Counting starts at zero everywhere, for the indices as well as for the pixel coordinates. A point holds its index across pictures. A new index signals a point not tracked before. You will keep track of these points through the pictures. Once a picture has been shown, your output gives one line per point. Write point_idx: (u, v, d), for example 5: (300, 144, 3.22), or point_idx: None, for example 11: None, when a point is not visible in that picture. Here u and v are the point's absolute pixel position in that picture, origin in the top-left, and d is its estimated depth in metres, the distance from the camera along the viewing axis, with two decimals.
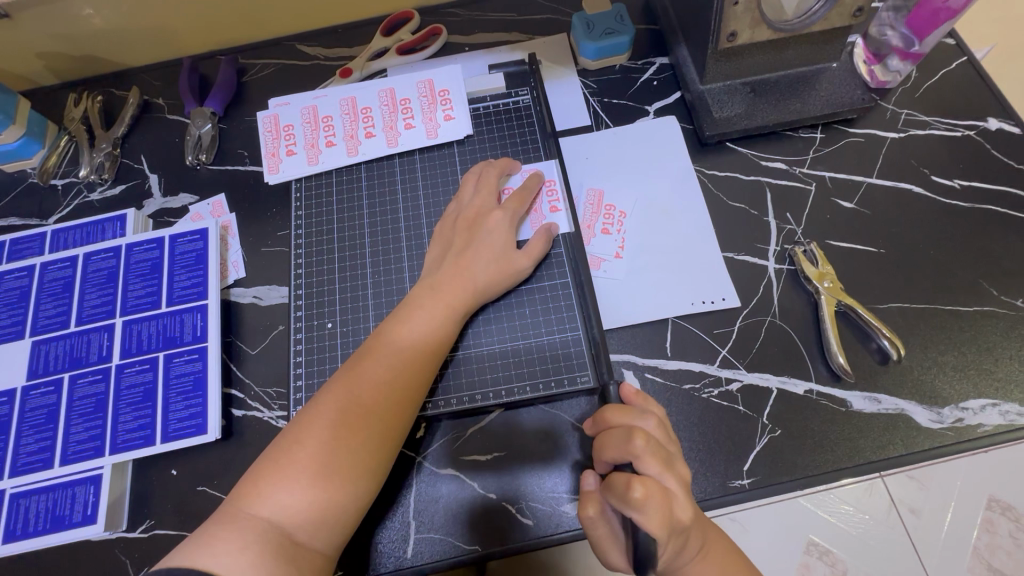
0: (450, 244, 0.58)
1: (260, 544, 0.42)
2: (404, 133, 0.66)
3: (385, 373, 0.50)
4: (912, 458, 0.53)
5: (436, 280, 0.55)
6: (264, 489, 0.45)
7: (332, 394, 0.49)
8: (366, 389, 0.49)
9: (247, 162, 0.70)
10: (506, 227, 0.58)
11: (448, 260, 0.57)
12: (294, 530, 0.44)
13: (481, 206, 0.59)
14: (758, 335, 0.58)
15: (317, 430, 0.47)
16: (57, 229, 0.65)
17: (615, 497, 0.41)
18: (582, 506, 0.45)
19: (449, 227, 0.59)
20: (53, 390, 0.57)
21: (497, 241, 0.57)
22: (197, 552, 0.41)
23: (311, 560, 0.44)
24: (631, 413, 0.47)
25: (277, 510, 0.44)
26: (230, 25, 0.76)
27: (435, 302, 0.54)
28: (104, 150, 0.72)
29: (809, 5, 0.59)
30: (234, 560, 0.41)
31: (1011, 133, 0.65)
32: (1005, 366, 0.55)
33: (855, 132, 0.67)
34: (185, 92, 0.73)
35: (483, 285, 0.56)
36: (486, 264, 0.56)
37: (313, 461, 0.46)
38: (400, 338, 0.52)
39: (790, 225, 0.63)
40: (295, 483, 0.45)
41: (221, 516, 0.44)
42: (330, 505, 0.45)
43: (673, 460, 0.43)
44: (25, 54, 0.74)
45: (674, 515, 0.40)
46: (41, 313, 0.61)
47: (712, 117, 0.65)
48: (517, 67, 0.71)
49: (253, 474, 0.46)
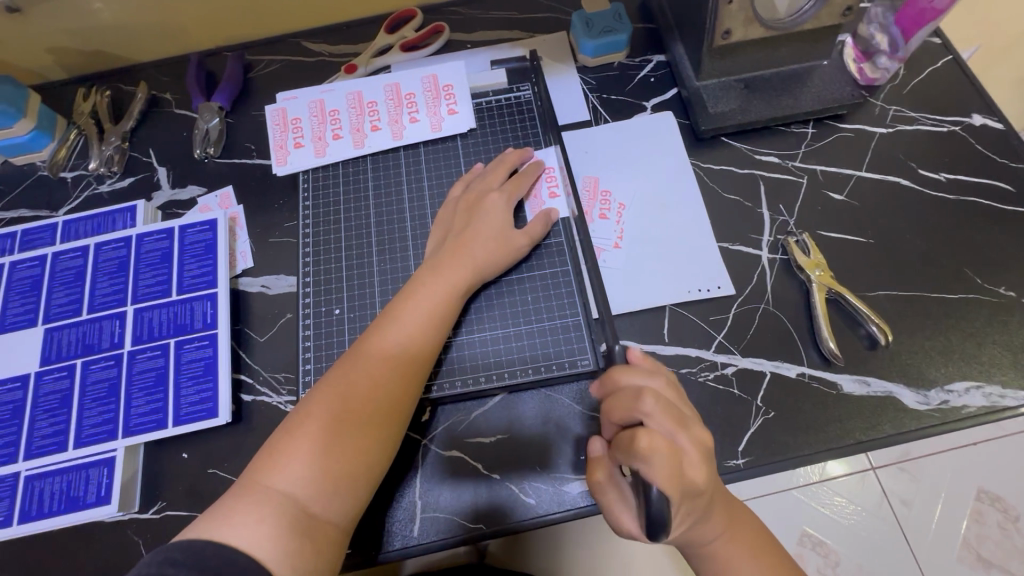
0: (452, 226, 0.61)
1: (276, 516, 0.44)
2: (408, 127, 0.68)
3: (390, 349, 0.52)
4: (899, 439, 0.55)
5: (437, 259, 0.58)
6: (279, 462, 0.46)
7: (341, 370, 0.51)
8: (375, 360, 0.51)
9: (254, 155, 0.72)
10: (504, 209, 0.60)
11: (449, 240, 0.59)
12: (309, 501, 0.45)
13: (480, 190, 0.62)
14: (752, 321, 0.60)
15: (328, 401, 0.49)
16: (67, 220, 0.67)
17: (621, 452, 0.44)
18: (591, 471, 0.48)
19: (452, 205, 0.62)
20: (66, 375, 0.59)
21: (495, 221, 0.59)
22: (215, 524, 0.43)
23: (324, 531, 0.45)
24: (642, 372, 0.47)
25: (291, 481, 0.45)
26: (236, 21, 0.77)
27: (437, 280, 0.56)
28: (112, 144, 0.73)
29: (800, 4, 0.62)
30: (251, 529, 0.43)
31: (994, 129, 0.68)
32: (988, 351, 0.57)
33: (845, 127, 0.69)
34: (193, 86, 0.75)
35: (483, 263, 0.58)
36: (485, 242, 0.58)
37: (325, 432, 0.47)
38: (404, 315, 0.54)
39: (783, 217, 0.65)
40: (308, 453, 0.46)
41: (240, 488, 0.46)
42: (341, 476, 0.47)
43: (687, 420, 0.45)
44: (36, 49, 0.75)
45: (683, 470, 0.42)
46: (53, 301, 0.62)
47: (708, 113, 0.67)
48: (519, 63, 0.73)
49: (267, 448, 0.47)
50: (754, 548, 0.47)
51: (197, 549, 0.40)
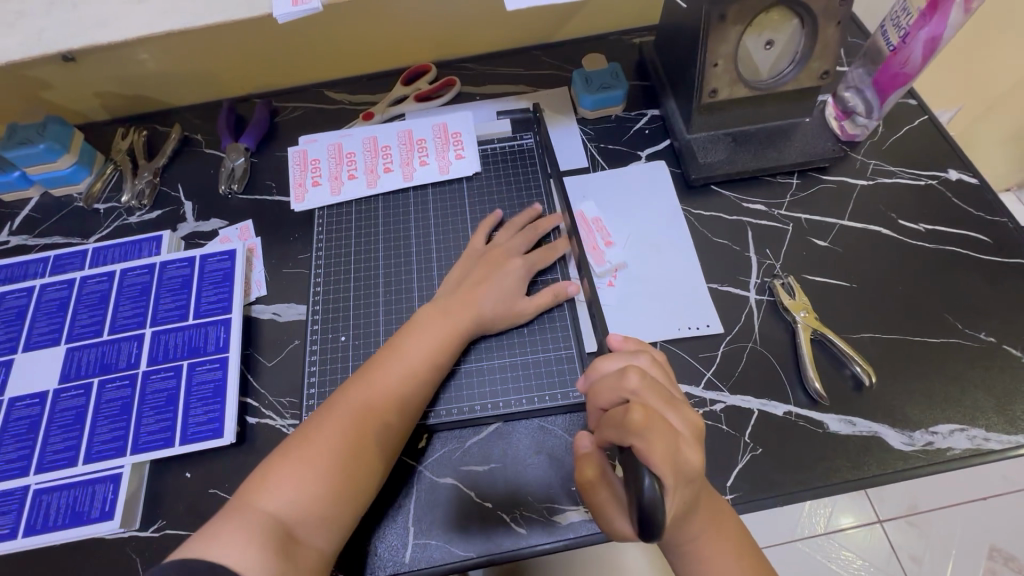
0: (468, 276, 0.64)
1: (262, 536, 0.45)
2: (418, 169, 0.73)
3: (391, 382, 0.55)
4: (885, 479, 0.56)
5: (445, 303, 0.61)
6: (272, 483, 0.48)
7: (345, 402, 0.54)
8: (376, 393, 0.54)
9: (274, 193, 0.77)
10: (523, 277, 0.63)
11: (459, 288, 0.62)
12: (295, 524, 0.47)
13: (508, 249, 0.65)
14: (740, 359, 0.62)
15: (329, 428, 0.51)
16: (97, 247, 0.71)
17: (614, 429, 0.41)
18: (580, 469, 0.46)
19: (476, 257, 0.66)
20: (82, 393, 0.62)
21: (513, 283, 0.62)
22: (203, 544, 0.44)
23: (310, 557, 0.46)
24: (622, 356, 0.49)
25: (282, 503, 0.47)
26: (266, 71, 0.85)
27: (441, 320, 0.59)
28: (145, 178, 0.79)
29: (781, 68, 0.67)
30: (237, 550, 0.43)
31: (969, 183, 0.72)
32: (971, 394, 0.59)
33: (827, 179, 0.73)
34: (223, 129, 0.81)
35: (489, 314, 0.61)
36: (494, 294, 0.61)
37: (324, 457, 0.50)
38: (406, 348, 0.57)
39: (769, 261, 0.68)
40: (304, 476, 0.49)
41: (229, 508, 0.47)
42: (331, 503, 0.48)
43: (676, 401, 0.44)
44: (84, 93, 0.83)
45: (678, 453, 0.40)
46: (77, 322, 0.66)
47: (698, 162, 0.72)
48: (523, 114, 0.79)
49: (261, 471, 0.49)
50: (740, 551, 0.46)
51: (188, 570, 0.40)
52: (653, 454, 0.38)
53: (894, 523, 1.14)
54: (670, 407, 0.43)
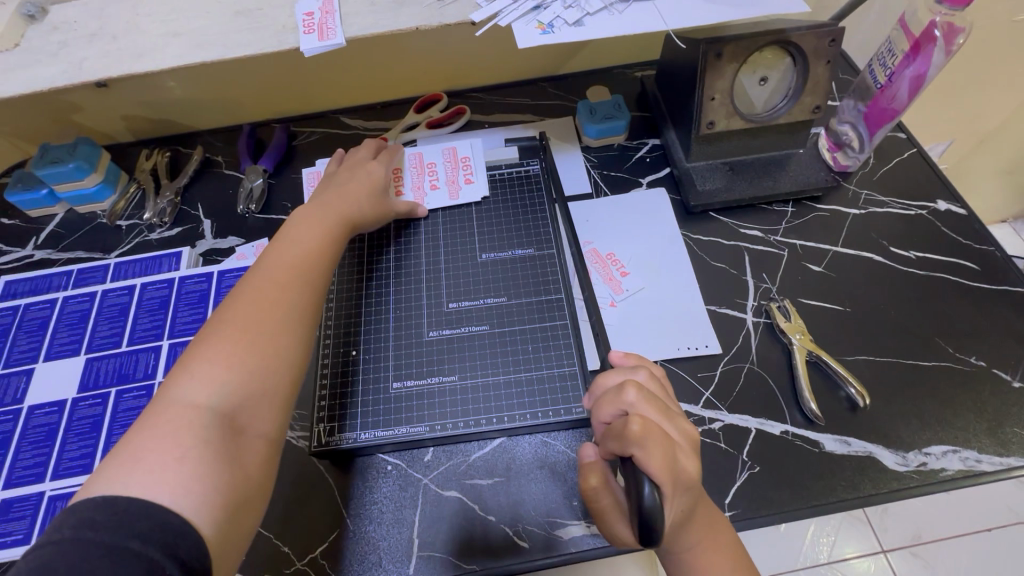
0: (328, 184, 0.69)
1: (197, 430, 0.42)
2: (427, 193, 0.77)
3: (284, 263, 0.56)
4: (880, 499, 0.57)
5: (322, 201, 0.65)
6: (181, 378, 0.45)
7: (238, 295, 0.52)
8: (268, 277, 0.54)
9: (290, 213, 0.81)
10: (380, 171, 0.72)
11: (327, 192, 0.66)
12: (233, 413, 0.45)
13: (359, 158, 0.73)
14: (738, 379, 0.64)
15: (223, 322, 0.49)
16: (119, 262, 0.74)
17: (614, 439, 0.43)
18: (584, 478, 0.48)
19: (330, 175, 0.71)
20: (99, 402, 0.64)
21: (373, 177, 0.70)
22: (122, 470, 0.39)
23: (253, 446, 0.45)
24: (623, 370, 0.52)
25: (197, 394, 0.44)
26: (285, 98, 0.89)
27: (324, 210, 0.63)
28: (167, 198, 0.82)
29: (775, 102, 0.71)
30: (170, 466, 0.40)
31: (958, 214, 0.75)
32: (964, 417, 0.60)
33: (821, 208, 0.76)
34: (243, 152, 0.85)
35: (361, 208, 0.67)
36: (357, 191, 0.67)
37: (225, 344, 0.47)
38: (299, 236, 0.59)
39: (765, 284, 0.71)
40: (218, 367, 0.46)
41: (144, 419, 0.43)
42: (257, 379, 0.47)
43: (672, 412, 0.47)
44: (112, 116, 0.87)
45: (675, 460, 0.42)
46: (97, 333, 0.68)
47: (696, 189, 0.75)
48: (529, 141, 0.83)
49: (170, 372, 0.46)
50: (739, 567, 0.48)
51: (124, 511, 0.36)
52: (654, 461, 0.40)
53: (898, 553, 1.15)
54: (666, 417, 0.46)
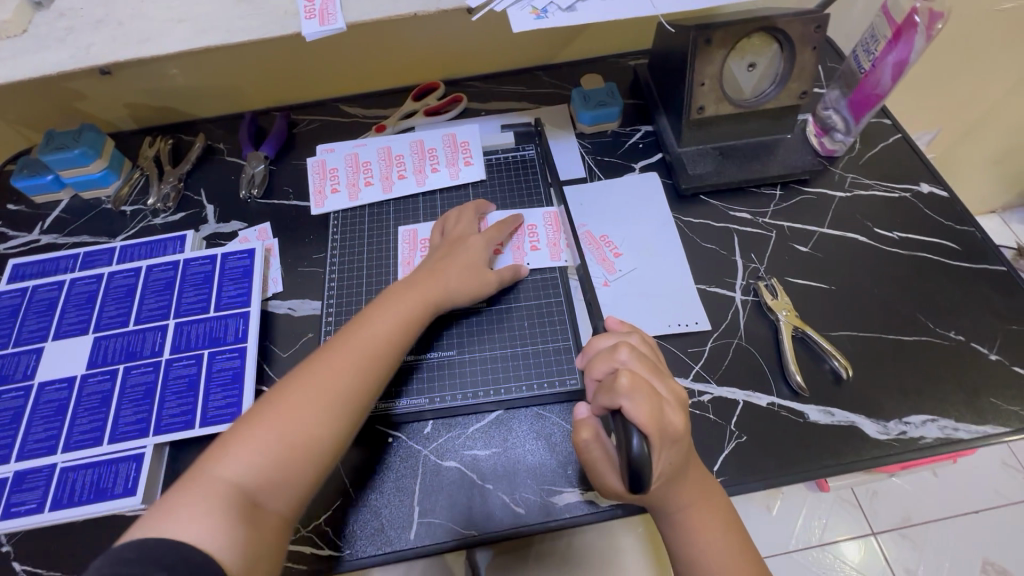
0: (432, 256, 0.67)
1: (222, 502, 0.45)
2: (529, 254, 0.72)
3: (355, 354, 0.55)
4: (863, 466, 0.59)
5: (411, 282, 0.63)
6: (229, 449, 0.48)
7: (309, 369, 0.54)
8: (336, 366, 0.54)
9: (291, 198, 0.83)
10: (483, 250, 0.67)
11: (426, 267, 0.65)
12: (255, 492, 0.47)
13: (463, 233, 0.69)
14: (727, 354, 0.66)
15: (282, 400, 0.51)
16: (125, 245, 0.76)
17: (603, 394, 0.45)
18: (577, 432, 0.50)
19: (436, 248, 0.69)
20: (108, 378, 0.65)
21: (474, 257, 0.66)
22: (159, 520, 0.43)
23: (269, 522, 0.47)
24: (616, 334, 0.53)
25: (238, 472, 0.47)
26: (286, 86, 0.91)
27: (407, 293, 0.62)
28: (170, 183, 0.84)
29: (763, 87, 0.74)
30: (195, 523, 0.43)
31: (940, 196, 0.77)
32: (942, 388, 0.63)
33: (809, 190, 0.79)
34: (245, 139, 0.87)
35: (452, 291, 0.64)
36: (456, 273, 0.64)
37: (275, 428, 0.49)
38: (375, 322, 0.58)
39: (754, 264, 0.73)
40: (261, 448, 0.48)
41: (188, 478, 0.47)
42: (288, 471, 0.49)
43: (662, 371, 0.48)
44: (115, 104, 0.89)
45: (663, 413, 0.44)
46: (105, 313, 0.70)
47: (687, 173, 0.78)
48: (525, 128, 0.85)
49: (223, 438, 0.49)
50: (728, 526, 0.50)
51: (150, 548, 0.40)
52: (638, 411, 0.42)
53: (887, 535, 1.18)
54: (655, 375, 0.48)
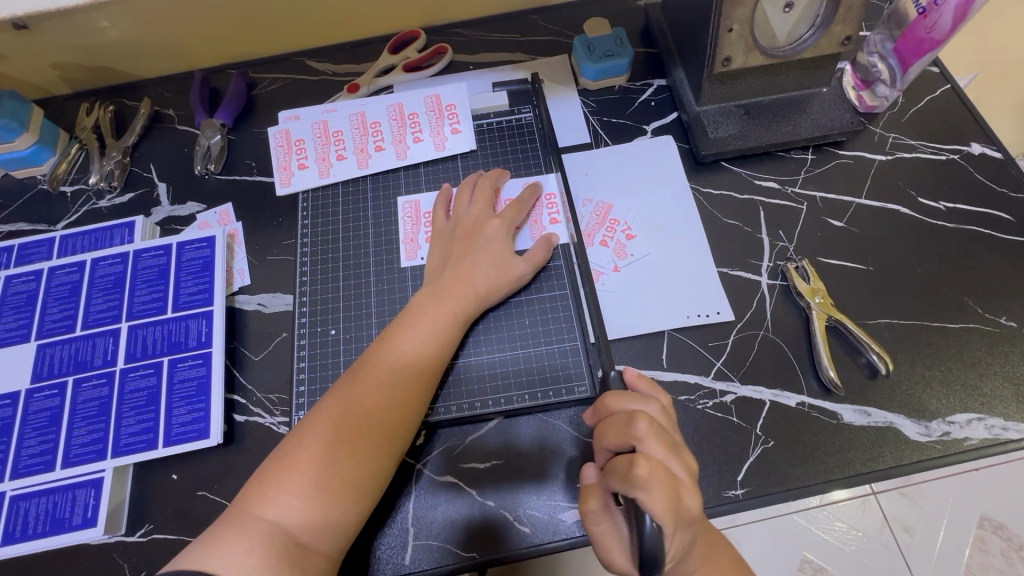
0: (449, 253, 0.60)
1: (265, 544, 0.43)
2: (548, 228, 0.64)
3: (388, 376, 0.52)
4: (901, 471, 0.54)
5: (438, 286, 0.58)
6: (270, 491, 0.46)
7: (336, 398, 0.51)
8: (370, 391, 0.51)
9: (255, 173, 0.72)
10: (505, 236, 0.61)
11: (449, 268, 0.59)
12: (298, 534, 0.45)
13: (478, 216, 0.62)
14: (751, 348, 0.59)
15: (318, 431, 0.49)
16: (66, 234, 0.66)
17: (617, 480, 0.42)
18: (584, 500, 0.47)
19: (448, 235, 0.62)
20: (57, 393, 0.58)
21: (498, 250, 0.60)
22: (203, 554, 0.43)
23: (315, 562, 0.45)
24: (634, 398, 0.48)
25: (283, 511, 0.45)
26: (241, 39, 0.78)
27: (436, 303, 0.56)
28: (114, 158, 0.73)
29: (800, 33, 0.62)
30: (240, 561, 0.42)
31: (993, 158, 0.68)
32: (990, 381, 0.57)
33: (845, 154, 0.69)
34: (196, 103, 0.75)
35: (483, 294, 0.58)
36: (485, 272, 0.58)
37: (313, 462, 0.47)
38: (405, 340, 0.54)
39: (782, 243, 0.65)
40: (299, 486, 0.46)
41: (230, 518, 0.45)
42: (333, 507, 0.46)
43: (678, 447, 0.45)
44: (41, 64, 0.76)
45: (676, 501, 0.42)
46: (47, 316, 0.62)
47: (708, 137, 0.68)
48: (520, 85, 0.74)
49: (259, 477, 0.47)
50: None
51: None
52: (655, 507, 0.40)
53: (887, 493, 0.91)
54: (673, 454, 0.44)
